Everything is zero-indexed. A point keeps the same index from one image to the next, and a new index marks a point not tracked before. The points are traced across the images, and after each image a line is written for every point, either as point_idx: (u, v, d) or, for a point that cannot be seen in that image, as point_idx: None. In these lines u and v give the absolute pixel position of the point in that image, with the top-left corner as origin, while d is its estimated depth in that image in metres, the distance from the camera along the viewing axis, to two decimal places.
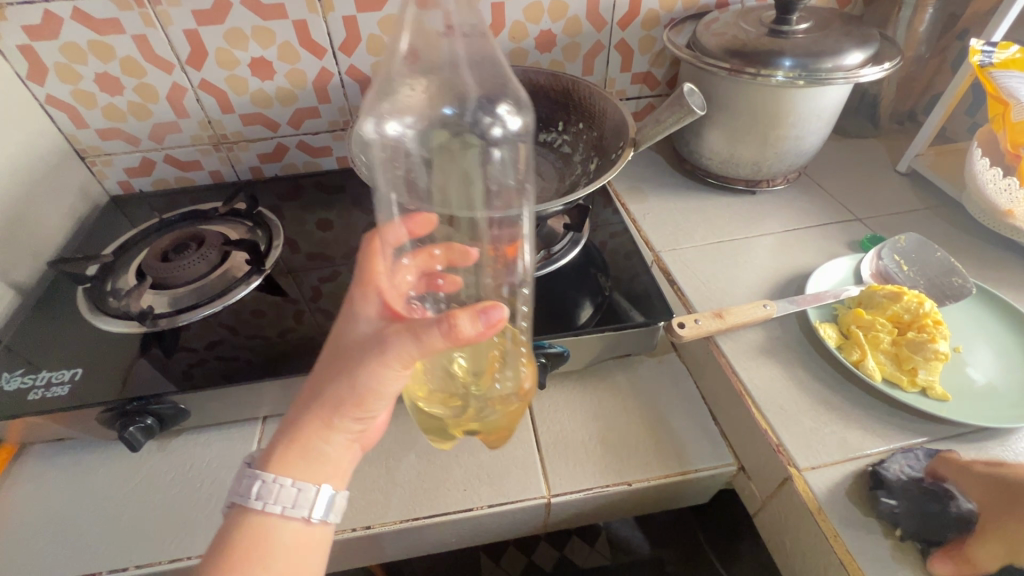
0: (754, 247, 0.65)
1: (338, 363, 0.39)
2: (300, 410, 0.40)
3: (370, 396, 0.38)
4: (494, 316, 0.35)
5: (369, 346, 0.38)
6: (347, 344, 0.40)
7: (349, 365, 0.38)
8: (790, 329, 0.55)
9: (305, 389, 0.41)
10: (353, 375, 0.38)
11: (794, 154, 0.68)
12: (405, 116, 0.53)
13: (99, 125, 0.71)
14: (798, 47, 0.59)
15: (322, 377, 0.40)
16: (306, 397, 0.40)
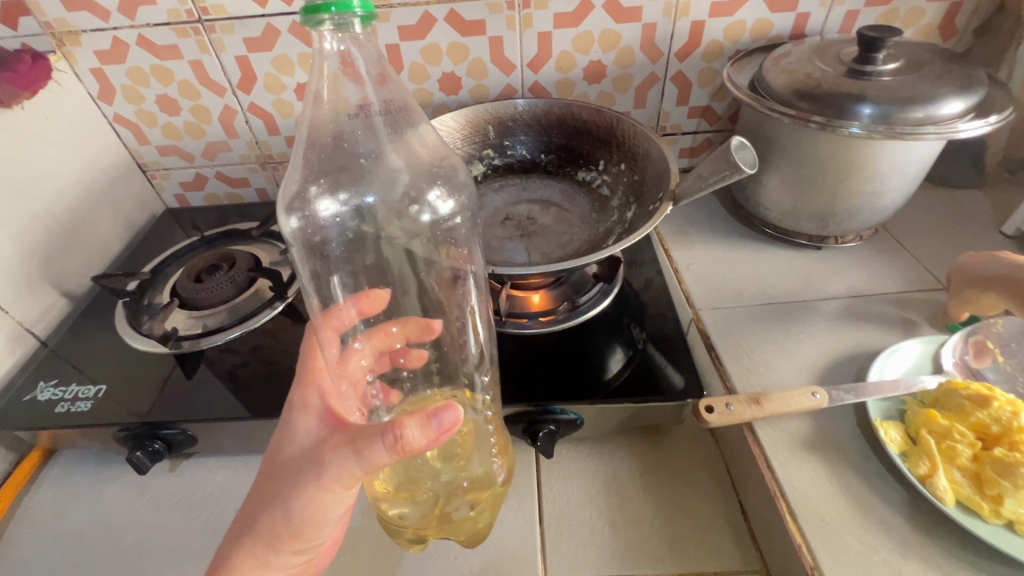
0: (813, 314, 0.57)
1: (279, 482, 0.40)
2: (244, 529, 0.40)
3: (313, 513, 0.39)
4: (444, 420, 0.35)
5: (308, 465, 0.38)
6: (285, 463, 0.41)
7: (290, 484, 0.39)
8: (844, 421, 0.47)
9: (248, 503, 0.42)
10: (293, 498, 0.39)
11: (870, 211, 0.59)
12: (336, 191, 0.48)
13: (158, 142, 0.75)
14: (882, 93, 0.51)
15: (265, 496, 0.40)
16: (248, 513, 0.41)
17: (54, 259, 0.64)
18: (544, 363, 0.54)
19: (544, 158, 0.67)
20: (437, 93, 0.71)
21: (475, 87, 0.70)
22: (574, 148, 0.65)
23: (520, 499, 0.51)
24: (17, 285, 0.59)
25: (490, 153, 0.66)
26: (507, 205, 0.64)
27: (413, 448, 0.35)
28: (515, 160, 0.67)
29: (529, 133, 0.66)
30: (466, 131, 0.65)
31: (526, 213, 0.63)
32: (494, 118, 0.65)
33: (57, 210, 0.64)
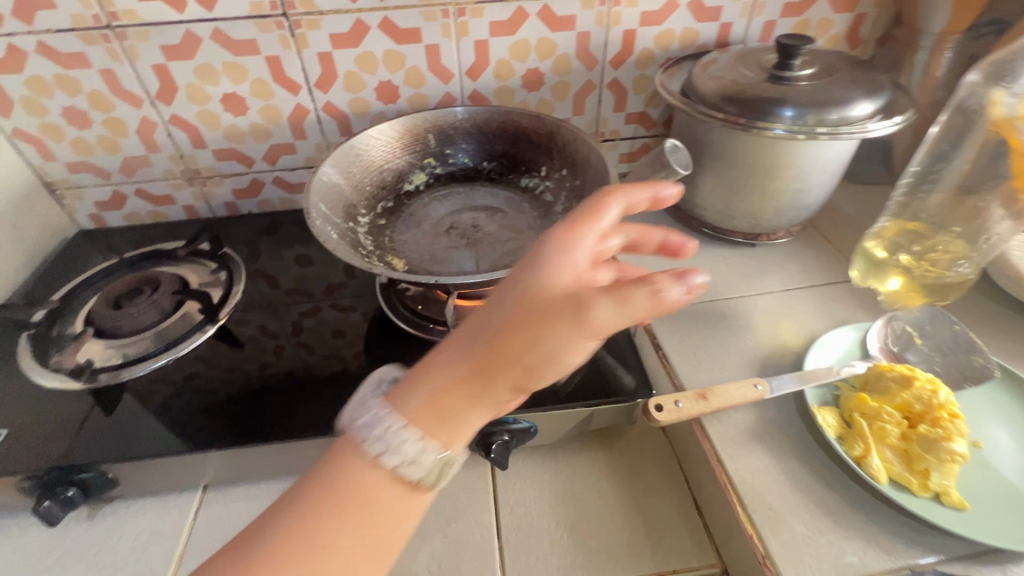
0: (751, 308, 0.60)
1: (567, 310, 0.29)
2: (471, 348, 0.30)
3: (541, 362, 0.30)
4: (690, 284, 0.29)
5: (568, 305, 0.29)
6: (578, 284, 0.30)
7: (565, 355, 0.30)
8: (785, 409, 0.49)
9: (505, 295, 0.30)
10: (553, 332, 0.29)
11: (797, 209, 0.62)
12: (331, 164, 0.56)
13: (67, 158, 0.69)
14: (801, 96, 0.54)
15: (541, 316, 0.29)
16: (617, 288, 0.29)
17: None
18: None
19: (487, 166, 0.66)
20: (375, 102, 0.69)
21: (414, 96, 0.69)
22: (516, 155, 0.65)
23: (477, 514, 0.50)
24: None
25: (431, 162, 0.65)
26: (452, 213, 0.63)
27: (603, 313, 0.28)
28: (458, 167, 0.66)
29: (470, 140, 0.66)
30: (406, 139, 0.63)
31: (470, 221, 0.62)
32: (434, 126, 0.64)
33: None
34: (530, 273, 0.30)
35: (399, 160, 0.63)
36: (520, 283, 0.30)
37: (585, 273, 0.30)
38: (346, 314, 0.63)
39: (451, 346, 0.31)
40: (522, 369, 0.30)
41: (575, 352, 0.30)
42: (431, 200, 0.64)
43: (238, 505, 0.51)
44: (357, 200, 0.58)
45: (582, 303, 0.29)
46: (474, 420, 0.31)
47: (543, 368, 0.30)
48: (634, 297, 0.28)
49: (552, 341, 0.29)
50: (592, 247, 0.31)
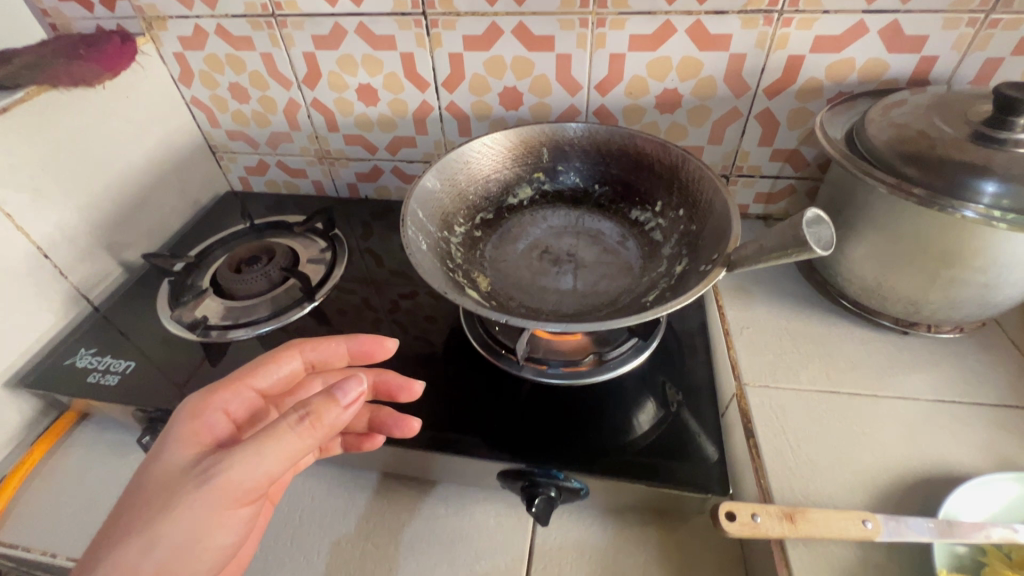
0: (882, 414, 0.49)
1: (171, 493, 0.34)
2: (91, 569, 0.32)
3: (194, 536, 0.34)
4: (351, 393, 0.37)
5: (191, 473, 0.35)
6: (193, 460, 0.36)
7: (190, 531, 0.34)
8: (900, 558, 0.39)
9: (137, 487, 0.35)
10: (181, 511, 0.34)
11: (977, 305, 0.49)
12: (436, 169, 0.56)
13: (228, 126, 0.78)
14: (1016, 169, 0.41)
15: (151, 500, 0.34)
16: (204, 462, 0.35)
17: (114, 230, 0.66)
18: (552, 412, 0.50)
19: (597, 190, 0.62)
20: (497, 107, 0.67)
21: (537, 105, 0.66)
22: (632, 184, 0.60)
23: (510, 560, 0.47)
24: (78, 251, 0.62)
25: (540, 177, 0.62)
26: (550, 236, 0.60)
27: (326, 420, 0.36)
28: (566, 187, 0.62)
29: (585, 161, 0.61)
30: (518, 152, 0.61)
31: (567, 247, 0.58)
32: (549, 141, 0.61)
33: (126, 185, 0.68)
34: (152, 462, 0.37)
35: (508, 173, 0.61)
36: (142, 472, 0.36)
37: (209, 441, 0.39)
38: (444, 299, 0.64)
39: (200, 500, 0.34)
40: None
41: (214, 527, 0.35)
42: (531, 217, 0.61)
43: (296, 479, 0.54)
44: (455, 208, 0.57)
45: (184, 482, 0.35)
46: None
47: (189, 549, 0.34)
48: (273, 436, 0.35)
49: (180, 525, 0.34)
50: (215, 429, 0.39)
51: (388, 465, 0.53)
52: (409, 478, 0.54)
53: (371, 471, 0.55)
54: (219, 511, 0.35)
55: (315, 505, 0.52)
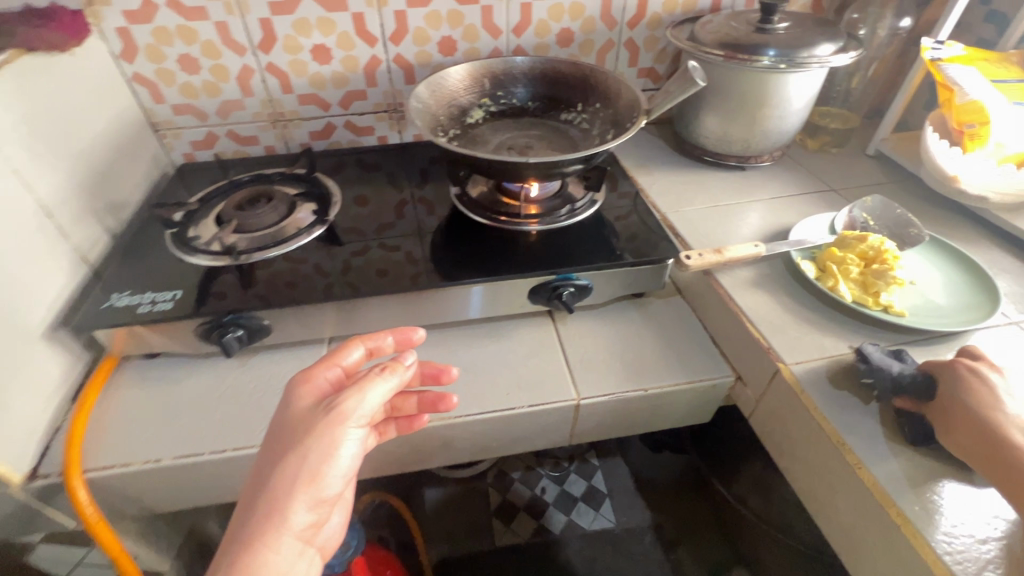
0: (746, 209, 0.76)
1: (305, 433, 0.44)
2: (258, 490, 0.42)
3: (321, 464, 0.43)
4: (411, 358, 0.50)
5: (314, 415, 0.45)
6: (311, 409, 0.46)
7: (322, 460, 0.43)
8: (776, 267, 0.66)
9: (274, 436, 0.44)
10: (312, 439, 0.43)
11: (778, 134, 0.79)
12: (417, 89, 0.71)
13: (174, 100, 0.81)
14: (781, 41, 0.71)
15: (290, 440, 0.43)
16: (326, 405, 0.45)
17: (96, 197, 0.68)
18: (549, 248, 0.68)
19: (532, 106, 0.82)
20: (437, 54, 0.84)
21: (469, 50, 0.84)
22: (556, 96, 0.81)
23: (549, 353, 0.65)
24: (72, 214, 0.63)
25: (487, 101, 0.80)
26: (506, 139, 0.77)
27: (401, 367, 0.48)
28: (509, 106, 0.81)
29: (519, 84, 0.81)
30: (468, 82, 0.78)
31: (523, 144, 0.77)
32: (489, 72, 0.79)
33: (98, 154, 0.69)
34: (282, 416, 0.46)
35: (465, 97, 0.78)
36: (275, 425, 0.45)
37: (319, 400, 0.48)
38: (393, 250, 0.70)
39: (323, 430, 0.43)
40: (302, 491, 0.42)
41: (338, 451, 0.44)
42: (488, 130, 0.79)
43: None
44: (436, 121, 0.72)
45: (315, 423, 0.44)
46: (255, 528, 0.40)
47: (321, 474, 0.43)
48: (372, 377, 0.47)
49: (315, 449, 0.43)
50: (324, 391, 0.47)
51: (436, 320, 0.66)
52: (451, 331, 0.68)
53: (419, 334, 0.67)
54: (342, 442, 0.44)
55: None
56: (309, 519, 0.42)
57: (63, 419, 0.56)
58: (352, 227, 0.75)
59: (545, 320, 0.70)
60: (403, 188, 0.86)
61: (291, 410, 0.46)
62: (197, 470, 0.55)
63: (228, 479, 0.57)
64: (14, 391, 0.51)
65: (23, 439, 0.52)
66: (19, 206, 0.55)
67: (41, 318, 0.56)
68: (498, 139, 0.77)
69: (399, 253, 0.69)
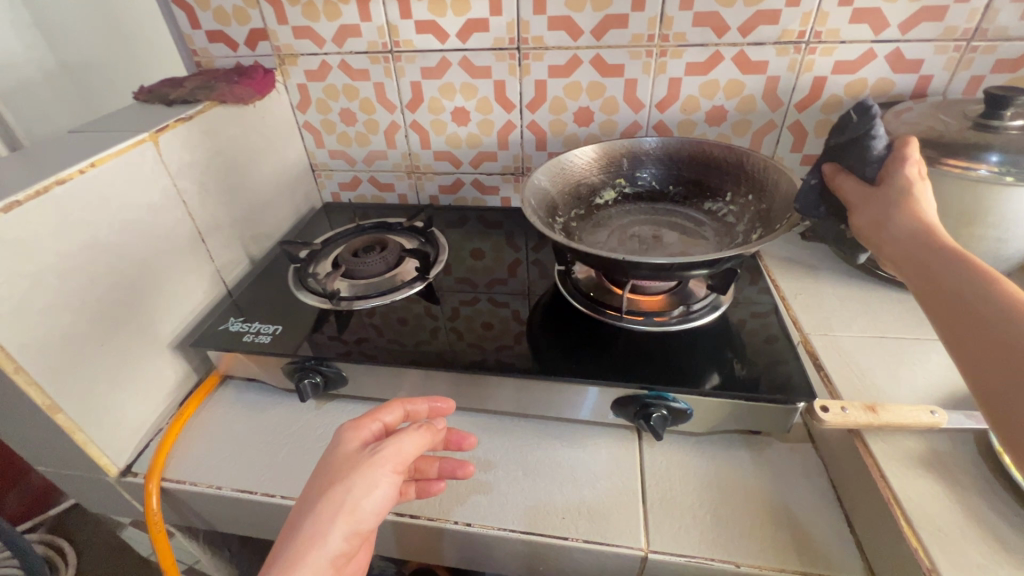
0: (927, 350, 0.59)
1: (347, 471, 0.40)
2: (302, 517, 0.38)
3: (366, 502, 0.40)
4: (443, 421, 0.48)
5: (365, 451, 0.42)
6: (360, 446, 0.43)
7: (363, 499, 0.39)
8: (962, 445, 0.48)
9: (315, 475, 0.41)
10: (363, 470, 0.40)
11: (992, 258, 0.60)
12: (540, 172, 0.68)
13: (331, 146, 0.90)
14: (1011, 144, 0.54)
15: (335, 476, 0.40)
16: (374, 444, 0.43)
17: (248, 226, 0.77)
18: (647, 352, 0.59)
19: (673, 190, 0.74)
20: (571, 123, 0.81)
21: (605, 121, 0.80)
22: (702, 182, 0.72)
23: (624, 478, 0.55)
24: (223, 239, 0.72)
25: (622, 182, 0.74)
26: (634, 225, 0.71)
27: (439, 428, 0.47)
28: (645, 187, 0.74)
29: (659, 164, 0.74)
30: (602, 160, 0.74)
31: (650, 232, 0.69)
32: (628, 152, 0.74)
33: (258, 189, 0.79)
34: (327, 451, 0.43)
35: (595, 177, 0.73)
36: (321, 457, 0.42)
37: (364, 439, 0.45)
38: (501, 307, 0.70)
39: (375, 463, 0.41)
40: (345, 521, 0.38)
41: (382, 493, 0.40)
42: (617, 213, 0.73)
43: None
44: (555, 200, 0.69)
45: (357, 461, 0.41)
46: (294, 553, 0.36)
47: (364, 514, 0.40)
48: (420, 429, 0.44)
49: (364, 483, 0.40)
50: (367, 436, 0.44)
51: (506, 407, 0.61)
52: (522, 420, 0.62)
53: (489, 416, 0.63)
54: (381, 484, 0.40)
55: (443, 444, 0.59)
56: (336, 561, 0.38)
57: (164, 422, 0.63)
58: (451, 287, 0.74)
59: (630, 432, 0.60)
60: (521, 247, 0.84)
61: (341, 442, 0.43)
62: (250, 506, 0.56)
63: (276, 522, 0.58)
64: (131, 393, 0.58)
65: (127, 437, 0.58)
66: (178, 231, 0.64)
67: (172, 330, 0.64)
68: (625, 224, 0.71)
69: (507, 310, 0.69)
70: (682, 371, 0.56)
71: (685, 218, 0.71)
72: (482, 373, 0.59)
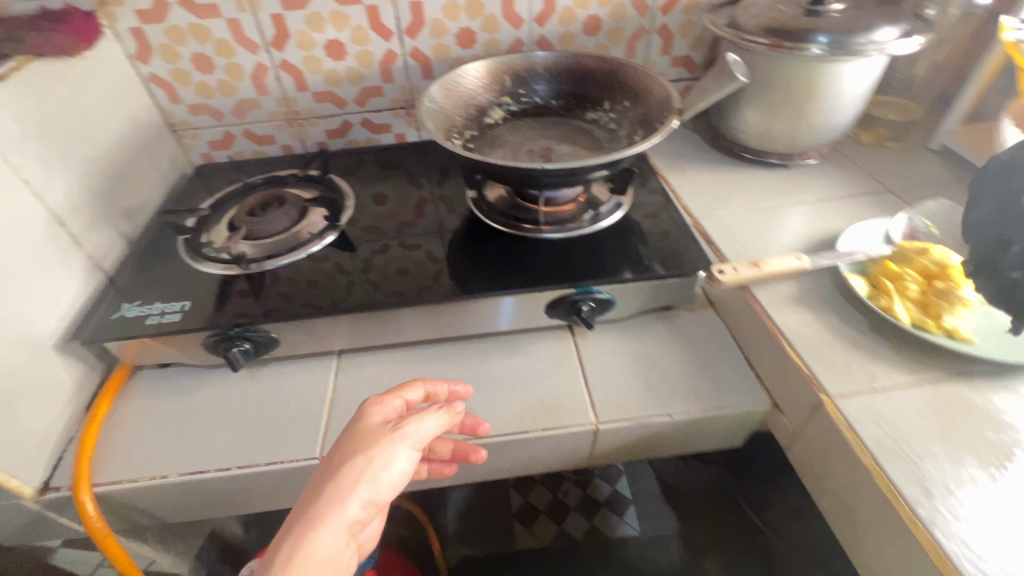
0: (788, 213, 0.69)
1: (370, 442, 0.41)
2: (324, 483, 0.39)
3: (384, 475, 0.40)
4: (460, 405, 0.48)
5: (383, 427, 0.42)
6: (384, 420, 0.43)
7: (383, 470, 0.40)
8: (820, 281, 0.59)
9: (337, 445, 0.41)
10: (381, 444, 0.41)
11: (827, 127, 0.71)
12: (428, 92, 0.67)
13: (190, 101, 0.79)
14: (834, 25, 0.62)
15: (357, 446, 0.40)
16: (397, 420, 0.43)
17: (112, 202, 0.67)
18: (567, 257, 0.63)
19: (556, 104, 0.76)
20: (455, 47, 0.79)
21: (488, 41, 0.80)
22: (582, 94, 0.75)
23: (567, 371, 0.61)
24: (85, 221, 0.63)
25: (508, 100, 0.75)
26: (526, 141, 0.73)
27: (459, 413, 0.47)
28: (531, 105, 0.76)
29: (541, 81, 0.76)
30: (487, 80, 0.73)
31: (542, 146, 0.72)
32: (510, 69, 0.75)
33: (115, 158, 0.69)
34: (349, 425, 0.43)
35: (483, 97, 0.73)
36: (345, 430, 0.43)
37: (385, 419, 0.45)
38: (413, 250, 0.68)
39: (394, 438, 0.41)
40: (368, 490, 0.39)
41: (401, 469, 0.41)
42: (508, 131, 0.74)
43: (370, 367, 0.62)
44: (448, 122, 0.68)
45: (379, 436, 0.41)
46: (313, 516, 0.37)
47: (383, 487, 0.40)
48: (439, 407, 0.44)
49: (383, 458, 0.40)
50: (390, 413, 0.44)
51: (449, 333, 0.63)
52: (465, 342, 0.65)
53: (432, 346, 0.64)
54: (402, 461, 0.41)
55: (394, 380, 0.60)
56: (356, 524, 0.39)
57: (77, 430, 0.57)
58: (365, 231, 0.72)
59: (564, 331, 0.66)
60: (425, 184, 0.83)
61: (360, 416, 0.43)
62: (205, 487, 0.54)
63: (236, 495, 0.56)
64: (26, 407, 0.51)
65: (35, 453, 0.52)
66: (28, 216, 0.54)
67: (54, 330, 0.56)
68: (516, 142, 0.72)
69: (420, 253, 0.67)
70: (601, 266, 0.61)
71: (571, 131, 0.74)
72: (419, 306, 0.60)
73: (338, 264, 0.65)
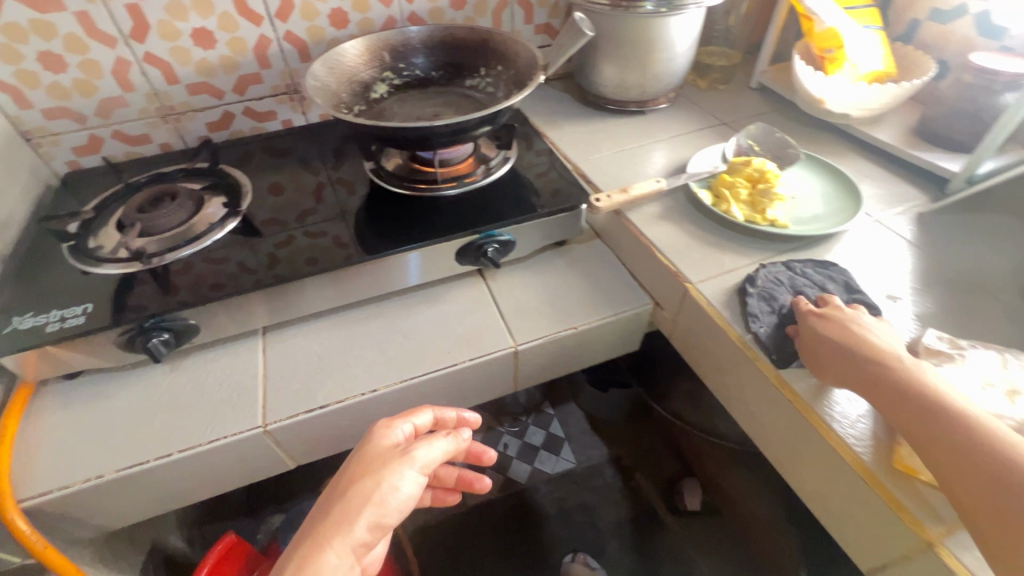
0: (648, 150, 0.81)
1: (380, 466, 0.44)
2: (334, 500, 0.41)
3: (393, 497, 0.42)
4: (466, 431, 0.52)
5: (392, 453, 0.45)
6: (393, 445, 0.46)
7: (391, 492, 0.42)
8: (678, 199, 0.71)
9: (345, 468, 0.44)
10: (390, 467, 0.43)
11: (669, 74, 0.84)
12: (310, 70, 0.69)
13: (42, 104, 0.74)
14: None
15: (365, 467, 0.43)
16: (405, 446, 0.46)
17: None
18: (468, 209, 0.70)
19: (435, 75, 0.82)
20: (329, 28, 0.82)
21: (361, 20, 0.83)
22: (458, 63, 0.81)
23: (484, 308, 0.68)
24: None
25: (389, 75, 0.80)
26: (413, 111, 0.77)
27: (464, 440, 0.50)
28: (412, 77, 0.81)
29: (418, 54, 0.81)
30: (366, 56, 0.77)
31: (429, 113, 0.77)
32: (387, 45, 0.79)
33: None
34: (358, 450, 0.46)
35: (364, 73, 0.77)
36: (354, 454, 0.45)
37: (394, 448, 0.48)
38: (319, 237, 0.67)
39: (403, 461, 0.44)
40: (376, 507, 0.41)
41: (408, 492, 0.43)
42: (394, 103, 0.78)
43: (297, 339, 0.65)
44: (334, 98, 0.71)
45: (387, 459, 0.44)
46: (321, 535, 0.39)
47: (390, 506, 0.42)
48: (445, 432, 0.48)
49: (392, 479, 0.43)
50: (399, 438, 0.47)
51: (369, 294, 0.67)
52: (385, 301, 0.69)
53: (355, 310, 0.68)
54: (409, 483, 0.43)
55: (324, 346, 0.64)
56: (362, 545, 0.40)
57: None
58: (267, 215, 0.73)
59: (475, 277, 0.72)
60: (320, 169, 0.82)
61: (368, 441, 0.46)
62: (147, 478, 0.54)
63: (181, 482, 0.57)
64: None
65: None
66: None
67: None
68: (404, 111, 0.77)
69: (327, 240, 0.67)
70: (499, 212, 0.69)
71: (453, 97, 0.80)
72: (337, 271, 0.63)
73: (246, 247, 0.66)
